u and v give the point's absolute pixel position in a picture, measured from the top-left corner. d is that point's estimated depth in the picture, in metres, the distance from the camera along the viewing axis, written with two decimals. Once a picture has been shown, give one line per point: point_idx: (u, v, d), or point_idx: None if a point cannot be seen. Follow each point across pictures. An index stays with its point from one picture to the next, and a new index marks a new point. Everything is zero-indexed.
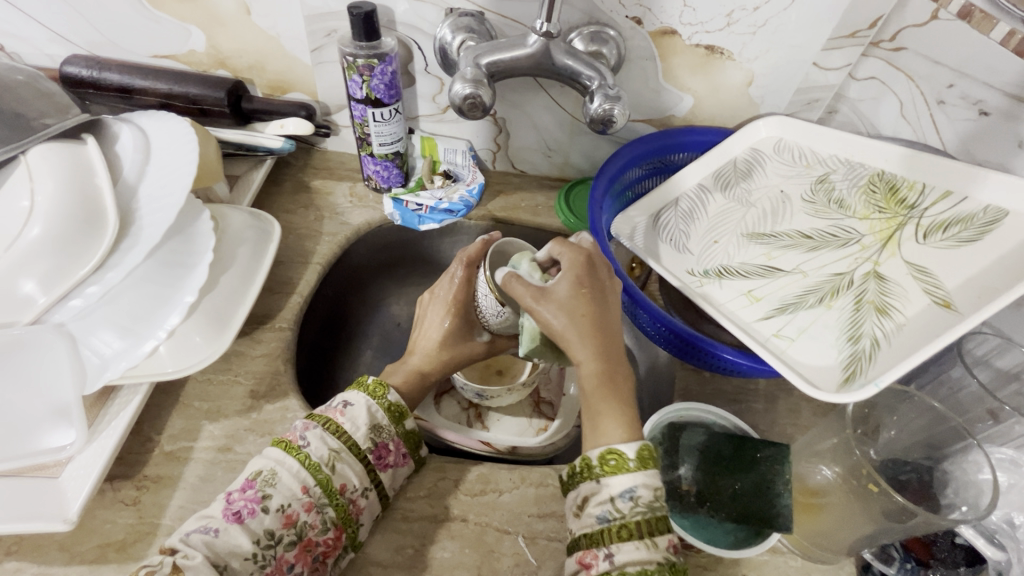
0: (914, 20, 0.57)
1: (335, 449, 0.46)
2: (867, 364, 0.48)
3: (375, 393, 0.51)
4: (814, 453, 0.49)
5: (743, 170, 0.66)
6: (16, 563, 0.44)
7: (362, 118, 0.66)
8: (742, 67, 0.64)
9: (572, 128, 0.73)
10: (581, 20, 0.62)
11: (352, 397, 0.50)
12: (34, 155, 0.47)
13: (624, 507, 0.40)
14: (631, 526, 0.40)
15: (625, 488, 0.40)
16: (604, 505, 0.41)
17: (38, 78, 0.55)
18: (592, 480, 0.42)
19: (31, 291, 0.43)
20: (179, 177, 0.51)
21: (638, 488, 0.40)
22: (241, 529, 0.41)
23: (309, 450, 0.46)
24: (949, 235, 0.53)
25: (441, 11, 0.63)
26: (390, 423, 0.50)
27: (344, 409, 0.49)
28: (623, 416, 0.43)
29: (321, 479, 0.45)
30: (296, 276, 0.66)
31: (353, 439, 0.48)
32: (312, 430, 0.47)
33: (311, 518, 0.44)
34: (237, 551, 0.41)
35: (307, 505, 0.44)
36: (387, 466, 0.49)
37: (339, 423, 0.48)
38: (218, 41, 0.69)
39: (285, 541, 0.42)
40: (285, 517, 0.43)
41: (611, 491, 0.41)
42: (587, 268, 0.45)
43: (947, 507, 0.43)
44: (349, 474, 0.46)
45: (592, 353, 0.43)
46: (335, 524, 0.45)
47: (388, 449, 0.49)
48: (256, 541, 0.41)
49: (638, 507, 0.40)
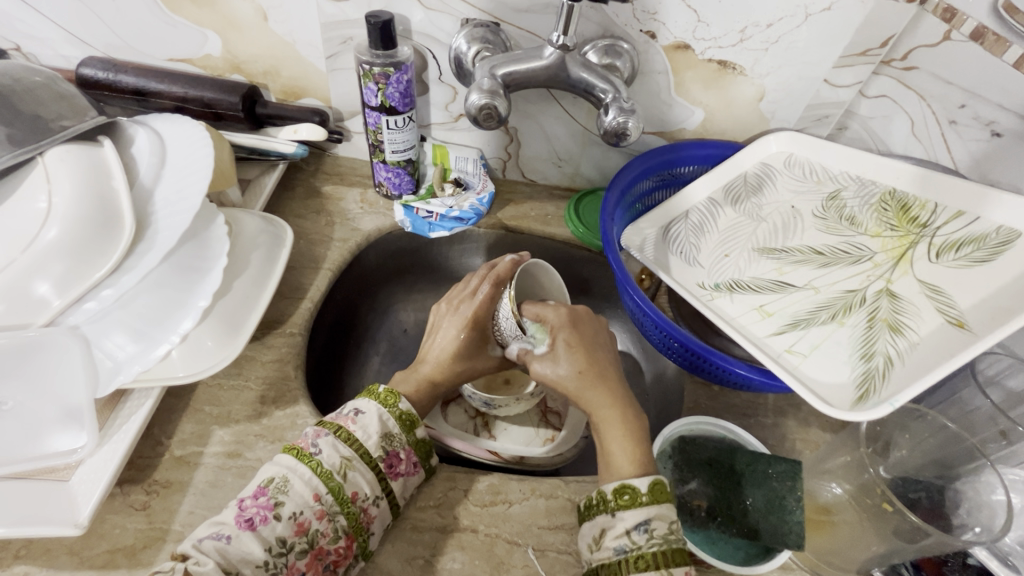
0: (926, 40, 0.57)
1: (347, 457, 0.47)
2: (880, 382, 0.48)
3: (387, 401, 0.52)
4: (824, 471, 0.50)
5: (755, 184, 0.66)
6: (25, 567, 0.44)
7: (376, 126, 0.66)
8: (755, 82, 0.64)
9: (583, 139, 0.73)
10: (596, 33, 0.62)
11: (363, 405, 0.51)
12: (52, 157, 0.47)
13: (640, 539, 0.42)
14: (648, 556, 0.42)
15: (640, 521, 0.43)
16: (621, 537, 0.43)
17: (57, 80, 0.55)
18: (608, 513, 0.45)
19: (46, 293, 0.43)
20: (196, 182, 0.51)
21: (652, 521, 0.43)
22: (252, 536, 0.41)
23: (321, 457, 0.46)
24: (961, 255, 0.53)
25: (457, 21, 0.63)
26: (401, 432, 0.51)
27: (355, 417, 0.50)
28: (635, 455, 0.47)
29: (333, 487, 0.45)
30: (308, 282, 0.66)
31: (364, 447, 0.48)
32: (324, 437, 0.47)
33: (323, 526, 0.43)
34: (249, 560, 0.40)
35: (319, 513, 0.44)
36: (398, 474, 0.49)
37: (350, 431, 0.48)
38: (234, 46, 0.69)
39: (297, 549, 0.42)
40: (297, 525, 0.43)
41: (626, 525, 0.43)
42: (569, 327, 0.54)
43: (960, 528, 0.43)
44: (360, 482, 0.46)
45: (599, 397, 0.50)
46: (346, 532, 0.44)
47: (399, 458, 0.49)
48: (268, 549, 0.41)
49: (654, 539, 0.42)
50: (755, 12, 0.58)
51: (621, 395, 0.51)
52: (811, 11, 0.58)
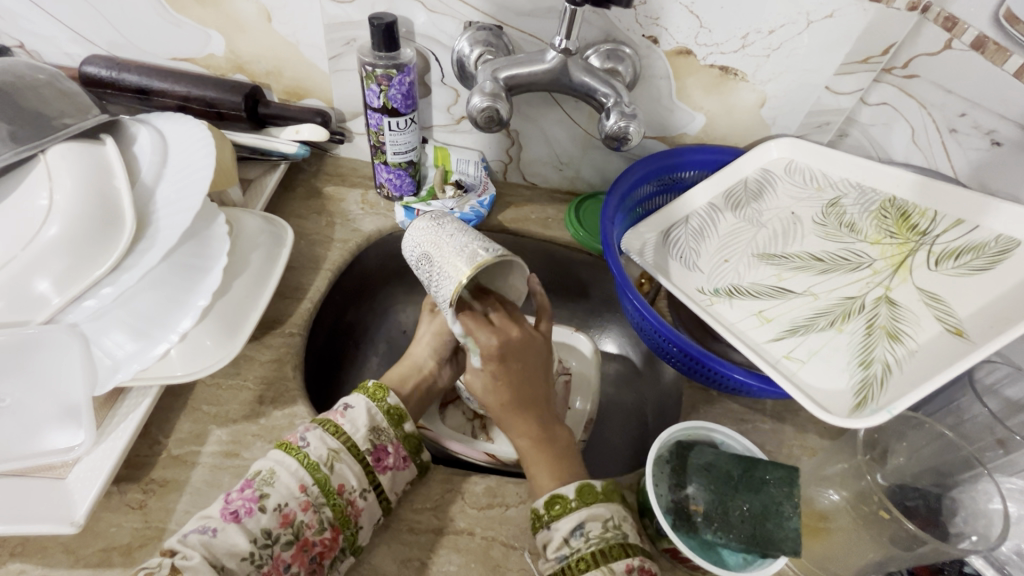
0: (927, 49, 0.58)
1: (334, 449, 0.48)
2: (878, 390, 0.48)
3: (376, 395, 0.54)
4: (823, 478, 0.50)
5: (755, 190, 0.66)
6: (19, 565, 0.44)
7: (378, 127, 0.67)
8: (756, 89, 0.65)
9: (584, 143, 0.73)
10: (598, 37, 0.63)
11: (353, 400, 0.52)
12: (53, 154, 0.47)
13: (578, 543, 0.44)
14: (586, 556, 0.43)
15: (575, 526, 0.45)
16: (561, 547, 0.44)
17: (60, 78, 0.55)
18: (546, 528, 0.46)
19: (45, 291, 0.43)
20: (197, 181, 0.51)
21: (585, 523, 0.45)
22: (238, 529, 0.42)
23: (308, 449, 0.47)
24: (961, 263, 0.54)
25: (460, 24, 0.63)
26: (389, 426, 0.52)
27: (344, 411, 0.51)
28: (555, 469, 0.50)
29: (319, 479, 0.46)
30: (307, 282, 0.66)
31: (352, 440, 0.49)
32: (312, 431, 0.49)
33: (307, 518, 0.44)
34: (234, 551, 0.41)
35: (304, 505, 0.45)
36: (386, 468, 0.50)
37: (338, 424, 0.50)
38: (237, 46, 0.69)
39: (282, 540, 0.43)
40: (282, 517, 0.44)
41: (563, 533, 0.45)
42: (497, 361, 0.52)
43: (956, 536, 0.43)
44: (347, 475, 0.47)
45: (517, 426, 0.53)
46: (332, 524, 0.45)
47: (386, 452, 0.50)
48: (253, 541, 0.42)
49: (591, 539, 0.44)
50: (757, 19, 0.59)
51: (541, 419, 0.54)
52: (812, 18, 0.58)
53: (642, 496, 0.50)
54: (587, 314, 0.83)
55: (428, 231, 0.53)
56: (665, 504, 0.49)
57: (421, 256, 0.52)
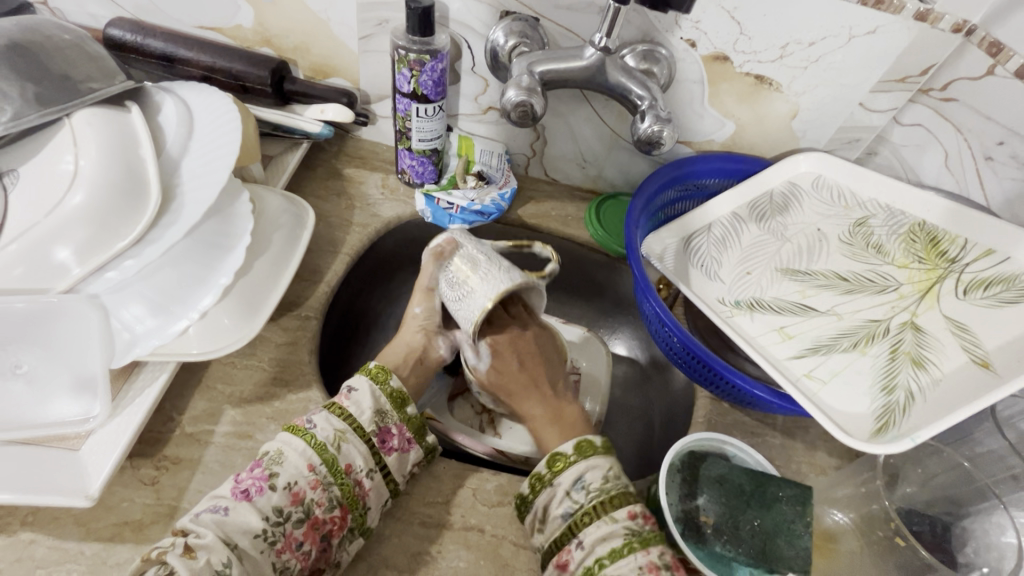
0: (969, 72, 0.57)
1: (340, 430, 0.48)
2: (901, 416, 0.48)
3: (378, 377, 0.53)
4: (830, 498, 0.52)
5: (780, 204, 0.66)
6: (31, 535, 0.44)
7: (405, 112, 0.65)
8: (790, 100, 0.64)
9: (611, 142, 0.72)
10: (636, 37, 0.61)
11: (356, 382, 0.52)
12: (79, 119, 0.46)
13: (580, 497, 0.46)
14: (589, 509, 0.45)
15: (575, 480, 0.47)
16: (564, 502, 0.47)
17: (86, 39, 0.52)
18: (547, 487, 0.48)
19: (67, 259, 0.43)
20: (222, 156, 0.50)
21: (585, 475, 0.47)
22: (250, 507, 0.43)
23: (314, 431, 0.47)
24: (990, 294, 0.54)
25: (496, 13, 0.62)
26: (393, 409, 0.51)
27: (348, 393, 0.51)
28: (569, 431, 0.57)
29: (327, 458, 0.46)
30: (326, 266, 0.66)
31: (357, 421, 0.49)
32: (317, 414, 0.49)
33: (317, 496, 0.45)
34: (247, 529, 0.42)
35: (314, 483, 0.45)
36: (392, 449, 0.50)
37: (343, 406, 0.50)
38: (266, 18, 0.68)
39: (293, 518, 0.44)
40: (292, 495, 0.44)
41: (565, 487, 0.47)
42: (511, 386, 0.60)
43: (965, 566, 0.44)
44: (353, 455, 0.48)
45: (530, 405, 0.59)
46: (341, 502, 0.46)
47: (391, 434, 0.50)
48: (265, 518, 0.43)
49: (592, 491, 0.46)
50: (799, 29, 0.57)
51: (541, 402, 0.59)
52: (855, 33, 0.57)
53: (652, 505, 0.50)
54: (598, 314, 0.82)
55: (465, 242, 0.57)
56: (675, 513, 0.48)
57: (461, 273, 0.56)
